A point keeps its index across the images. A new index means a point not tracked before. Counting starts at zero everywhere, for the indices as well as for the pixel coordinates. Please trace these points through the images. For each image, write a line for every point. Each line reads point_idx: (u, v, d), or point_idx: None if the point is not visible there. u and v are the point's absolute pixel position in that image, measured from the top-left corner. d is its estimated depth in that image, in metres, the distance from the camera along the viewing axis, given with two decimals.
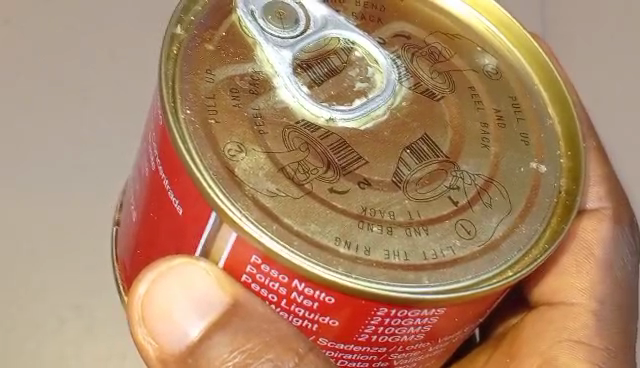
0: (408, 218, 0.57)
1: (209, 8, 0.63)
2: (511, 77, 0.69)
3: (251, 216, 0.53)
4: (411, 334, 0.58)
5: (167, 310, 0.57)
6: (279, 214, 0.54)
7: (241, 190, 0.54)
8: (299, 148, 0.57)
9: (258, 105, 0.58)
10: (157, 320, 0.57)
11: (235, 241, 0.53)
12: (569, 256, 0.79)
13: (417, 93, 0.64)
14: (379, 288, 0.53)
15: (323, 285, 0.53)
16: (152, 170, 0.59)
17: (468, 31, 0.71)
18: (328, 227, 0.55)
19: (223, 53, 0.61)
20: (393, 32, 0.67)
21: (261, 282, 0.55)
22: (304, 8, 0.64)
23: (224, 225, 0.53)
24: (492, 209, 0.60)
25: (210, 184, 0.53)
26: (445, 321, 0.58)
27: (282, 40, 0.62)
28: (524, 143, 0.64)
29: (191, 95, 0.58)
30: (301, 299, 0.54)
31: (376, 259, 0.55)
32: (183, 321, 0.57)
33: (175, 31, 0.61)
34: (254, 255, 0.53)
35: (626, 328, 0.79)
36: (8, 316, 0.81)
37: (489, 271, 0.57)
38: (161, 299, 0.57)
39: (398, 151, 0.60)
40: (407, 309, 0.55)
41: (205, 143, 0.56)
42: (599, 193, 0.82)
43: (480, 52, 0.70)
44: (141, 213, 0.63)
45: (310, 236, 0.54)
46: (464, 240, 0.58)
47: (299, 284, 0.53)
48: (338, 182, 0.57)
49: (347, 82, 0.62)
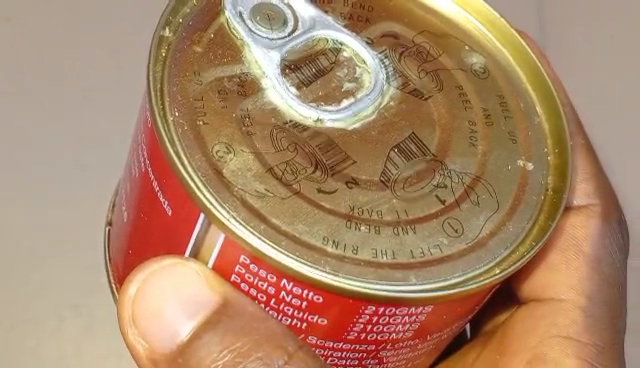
0: (396, 217, 0.58)
1: (198, 11, 0.64)
2: (499, 76, 0.69)
3: (239, 217, 0.54)
4: (399, 332, 0.58)
5: (158, 310, 0.58)
6: (267, 215, 0.55)
7: (229, 191, 0.55)
8: (286, 148, 0.58)
9: (247, 106, 0.59)
10: (147, 319, 0.58)
11: (223, 241, 0.54)
12: (557, 252, 0.80)
13: (405, 92, 0.64)
14: (367, 287, 0.53)
15: (312, 284, 0.53)
16: (143, 171, 0.60)
17: (457, 29, 0.71)
18: (316, 226, 0.55)
19: (212, 55, 0.61)
20: (381, 32, 0.68)
21: (250, 281, 0.55)
22: (292, 9, 0.64)
23: (212, 226, 0.54)
24: (480, 207, 0.61)
25: (197, 185, 0.54)
26: (433, 319, 0.58)
27: (270, 41, 0.62)
28: (512, 142, 0.65)
29: (179, 97, 0.58)
30: (290, 298, 0.55)
31: (364, 258, 0.55)
32: (173, 321, 0.57)
33: (164, 33, 0.61)
34: (243, 255, 0.54)
35: (615, 323, 0.80)
36: (8, 316, 0.81)
37: (477, 269, 0.57)
38: (152, 299, 0.58)
39: (387, 150, 0.61)
40: (395, 307, 0.55)
41: (194, 144, 0.56)
42: (587, 190, 0.83)
43: (468, 51, 0.70)
44: (132, 214, 0.63)
45: (298, 236, 0.55)
46: (452, 237, 0.58)
47: (287, 284, 0.54)
48: (325, 182, 0.57)
49: (335, 82, 0.63)
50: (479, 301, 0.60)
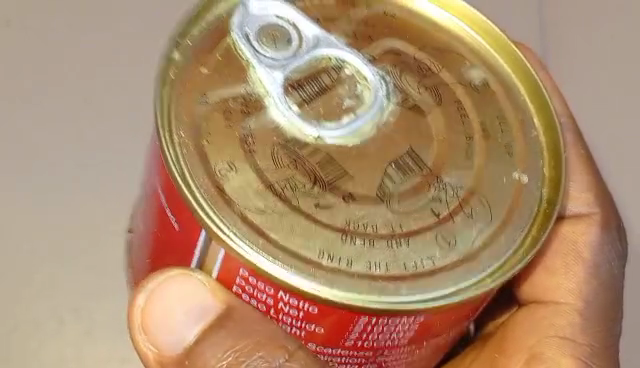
0: (390, 230, 0.59)
1: (206, 30, 0.66)
2: (498, 90, 0.71)
3: (239, 232, 0.56)
4: (396, 339, 0.60)
5: (165, 316, 0.60)
6: (266, 230, 0.57)
7: (231, 208, 0.57)
8: (287, 165, 0.60)
9: (250, 125, 0.61)
10: (157, 327, 0.60)
11: (223, 256, 0.56)
12: (557, 255, 0.82)
13: (404, 107, 0.65)
14: (361, 300, 0.55)
15: (308, 297, 0.55)
16: (153, 188, 0.62)
17: (458, 42, 0.72)
18: (313, 240, 0.57)
19: (217, 77, 0.63)
20: (383, 47, 0.69)
21: (250, 292, 0.57)
22: (297, 28, 0.65)
23: (213, 242, 0.56)
24: (473, 219, 0.62)
25: (198, 203, 0.56)
26: (428, 326, 0.60)
27: (274, 61, 0.63)
28: (508, 155, 0.67)
29: (185, 117, 0.60)
30: (288, 308, 0.57)
31: (358, 271, 0.57)
32: (181, 325, 0.60)
33: (173, 55, 0.63)
34: (242, 268, 0.56)
35: (609, 327, 0.82)
36: (9, 320, 0.83)
37: (470, 279, 0.59)
38: (159, 305, 0.60)
39: (384, 165, 0.62)
40: (389, 318, 0.57)
41: (198, 164, 0.58)
42: (587, 197, 0.84)
43: (467, 66, 0.71)
44: (146, 225, 0.66)
45: (294, 250, 0.56)
46: (444, 250, 0.60)
47: (284, 295, 0.56)
48: (323, 196, 0.59)
49: (336, 100, 0.64)
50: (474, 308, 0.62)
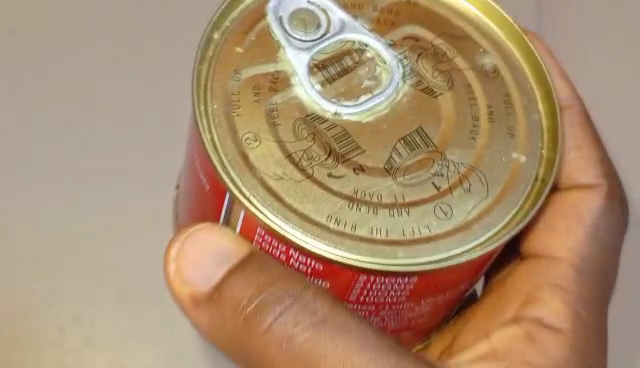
0: (393, 200, 0.67)
1: (245, 13, 0.72)
2: (508, 77, 0.75)
3: (257, 196, 0.64)
4: (393, 298, 0.67)
5: (194, 261, 0.69)
6: (282, 194, 0.65)
7: (253, 175, 0.65)
8: (305, 138, 0.67)
9: (276, 100, 0.68)
10: (188, 272, 0.69)
11: (244, 217, 0.65)
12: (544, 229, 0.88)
13: (417, 90, 0.71)
14: (359, 260, 0.63)
15: (314, 255, 0.63)
16: (191, 155, 0.71)
17: (474, 29, 0.77)
18: (323, 206, 0.65)
19: (251, 55, 0.70)
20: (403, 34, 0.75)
21: (266, 247, 0.66)
22: (326, 13, 0.72)
23: (236, 204, 0.65)
24: (470, 194, 0.69)
25: (223, 168, 0.64)
26: (422, 287, 0.67)
27: (302, 43, 0.71)
28: (508, 136, 0.72)
29: (219, 91, 0.68)
30: (298, 261, 0.65)
31: (361, 234, 0.65)
32: (208, 268, 0.69)
33: (212, 35, 0.70)
34: (260, 227, 0.64)
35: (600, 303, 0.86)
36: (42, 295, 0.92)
37: (461, 247, 0.67)
38: (189, 253, 0.69)
39: (393, 141, 0.68)
40: (385, 278, 0.65)
41: (227, 133, 0.66)
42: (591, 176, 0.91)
43: (481, 53, 0.76)
44: (188, 187, 0.74)
45: (306, 214, 0.65)
46: (441, 220, 0.67)
47: (293, 252, 0.64)
48: (335, 168, 0.66)
49: (355, 80, 0.71)
50: (465, 275, 0.68)
